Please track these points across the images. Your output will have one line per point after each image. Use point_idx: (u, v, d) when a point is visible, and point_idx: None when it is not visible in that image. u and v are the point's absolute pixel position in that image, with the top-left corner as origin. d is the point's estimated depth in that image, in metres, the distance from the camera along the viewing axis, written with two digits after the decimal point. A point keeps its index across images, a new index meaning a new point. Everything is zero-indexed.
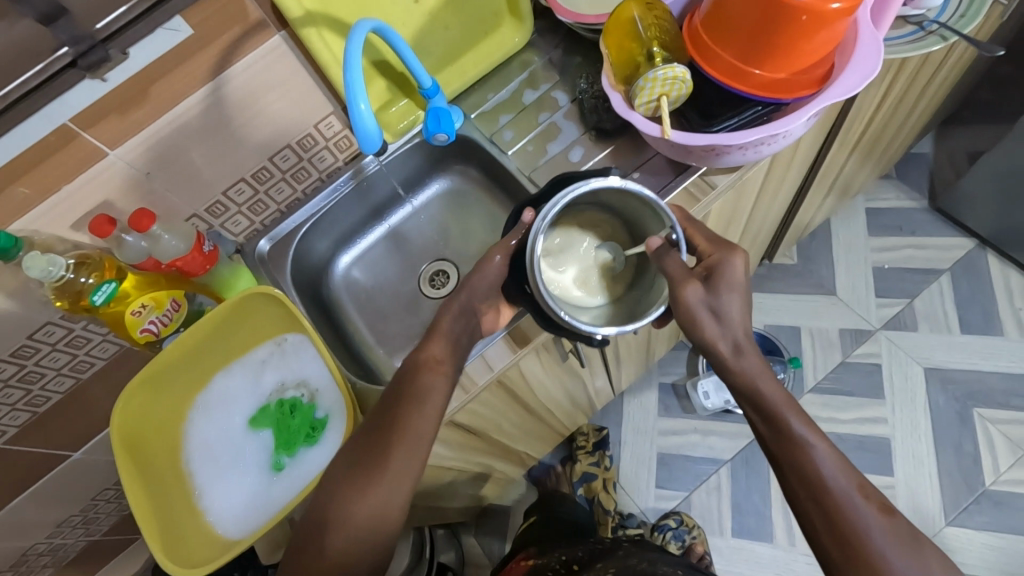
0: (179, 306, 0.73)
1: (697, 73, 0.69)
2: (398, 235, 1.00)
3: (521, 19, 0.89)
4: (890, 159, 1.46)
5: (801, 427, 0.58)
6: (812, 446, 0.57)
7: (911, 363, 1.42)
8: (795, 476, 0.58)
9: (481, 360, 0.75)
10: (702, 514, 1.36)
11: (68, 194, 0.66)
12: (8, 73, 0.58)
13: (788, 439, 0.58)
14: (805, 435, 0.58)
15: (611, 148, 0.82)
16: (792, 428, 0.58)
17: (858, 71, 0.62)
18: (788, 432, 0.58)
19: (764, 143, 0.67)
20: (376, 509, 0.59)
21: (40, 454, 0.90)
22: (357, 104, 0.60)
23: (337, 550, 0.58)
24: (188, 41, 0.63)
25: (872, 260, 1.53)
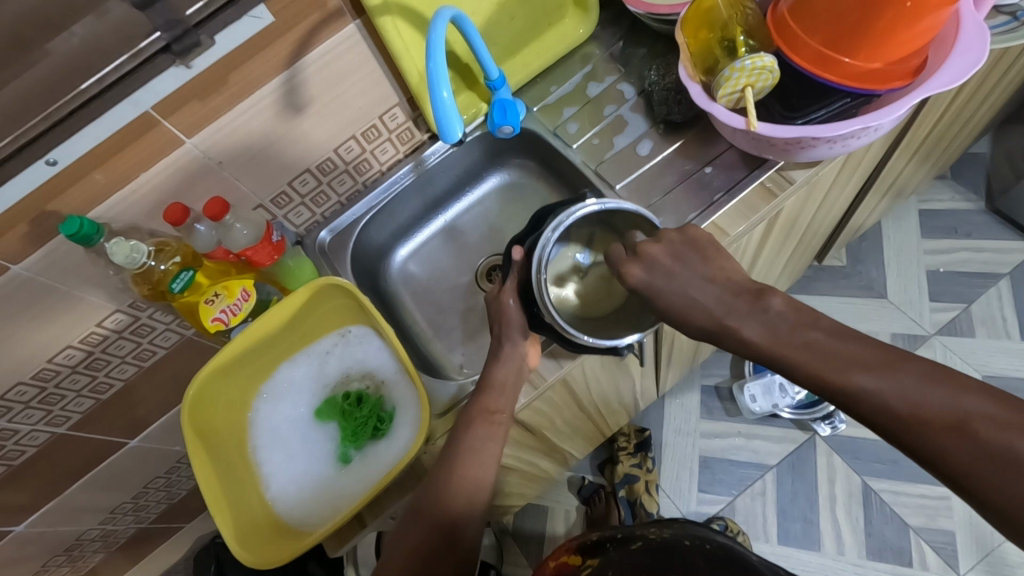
0: (249, 297, 0.72)
1: (783, 62, 0.67)
2: (454, 229, 0.99)
3: (585, 10, 0.88)
4: (947, 159, 1.41)
5: (994, 428, 0.40)
6: (1020, 442, 0.39)
7: (967, 369, 1.37)
8: (1020, 499, 0.38)
9: (551, 358, 0.74)
10: (747, 520, 1.32)
11: (146, 181, 0.66)
12: (101, 60, 0.59)
13: (983, 448, 0.40)
14: (1004, 433, 0.40)
15: (680, 142, 0.81)
16: (985, 433, 0.40)
17: (961, 64, 0.60)
18: (978, 442, 0.40)
19: (853, 137, 0.65)
20: (463, 502, 0.62)
21: (100, 440, 0.90)
22: (440, 92, 0.59)
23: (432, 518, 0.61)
24: (269, 29, 0.63)
25: (925, 263, 1.48)
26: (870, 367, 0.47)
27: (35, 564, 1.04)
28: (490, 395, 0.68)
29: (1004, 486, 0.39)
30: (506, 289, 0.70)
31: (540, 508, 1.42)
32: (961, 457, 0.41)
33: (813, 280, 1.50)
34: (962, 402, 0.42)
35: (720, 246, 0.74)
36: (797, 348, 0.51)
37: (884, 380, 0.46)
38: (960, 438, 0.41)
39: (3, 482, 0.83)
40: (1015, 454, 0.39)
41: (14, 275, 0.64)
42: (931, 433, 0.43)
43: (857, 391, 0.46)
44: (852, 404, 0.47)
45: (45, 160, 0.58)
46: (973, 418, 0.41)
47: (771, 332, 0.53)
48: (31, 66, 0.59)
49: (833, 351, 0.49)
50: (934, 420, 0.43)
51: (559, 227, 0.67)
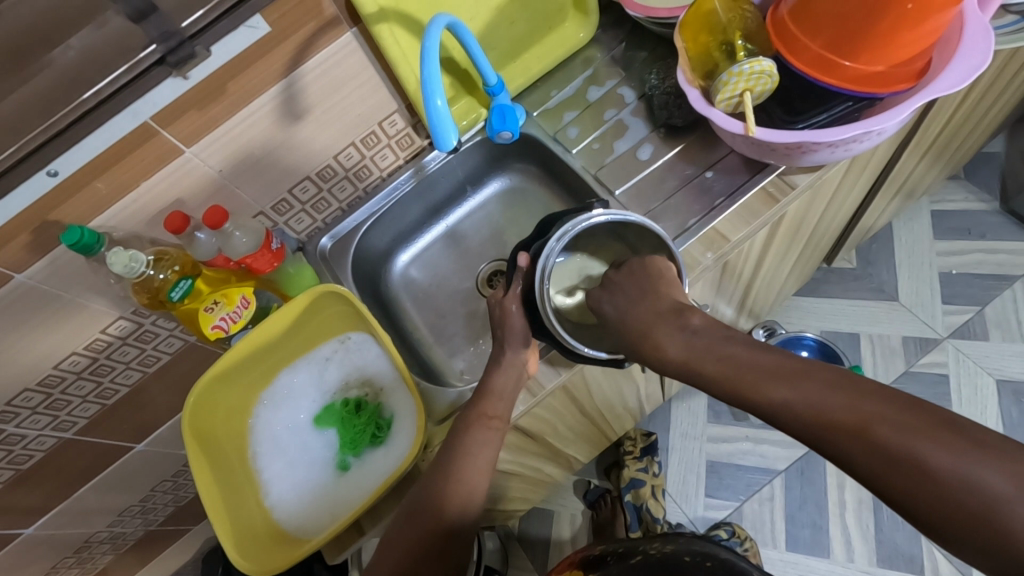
0: (248, 304, 0.73)
1: (784, 67, 0.66)
2: (455, 234, 0.99)
3: (586, 13, 0.87)
4: (959, 159, 1.38)
5: (890, 430, 0.41)
6: (917, 445, 0.40)
7: (980, 374, 1.34)
8: (922, 499, 0.39)
9: (550, 365, 0.74)
10: (755, 525, 1.30)
11: (147, 190, 0.67)
12: (99, 71, 0.60)
13: (884, 452, 0.41)
14: (901, 436, 0.40)
15: (682, 146, 0.80)
16: (881, 436, 0.41)
17: (965, 65, 0.58)
18: (880, 447, 0.41)
19: (854, 141, 0.64)
20: (460, 505, 0.62)
21: (107, 445, 0.91)
22: (434, 100, 0.59)
23: (428, 525, 0.61)
24: (266, 39, 0.63)
25: (937, 265, 1.45)
26: (779, 379, 0.48)
27: (45, 566, 1.05)
28: (490, 399, 0.67)
29: (906, 489, 0.40)
30: (510, 295, 0.68)
31: (545, 512, 1.42)
32: (871, 464, 0.41)
33: (823, 283, 1.48)
34: (861, 405, 0.43)
35: (721, 251, 0.73)
36: (715, 362, 0.53)
37: (796, 391, 0.46)
38: (864, 444, 0.42)
39: (11, 486, 0.85)
40: (915, 457, 0.40)
41: (18, 284, 0.65)
42: (837, 437, 0.43)
43: (768, 404, 0.48)
44: (766, 415, 0.48)
45: (45, 172, 0.58)
46: (872, 421, 0.42)
47: (690, 347, 0.55)
48: (33, 76, 0.60)
49: (752, 364, 0.50)
50: (839, 426, 0.43)
51: (563, 235, 0.67)
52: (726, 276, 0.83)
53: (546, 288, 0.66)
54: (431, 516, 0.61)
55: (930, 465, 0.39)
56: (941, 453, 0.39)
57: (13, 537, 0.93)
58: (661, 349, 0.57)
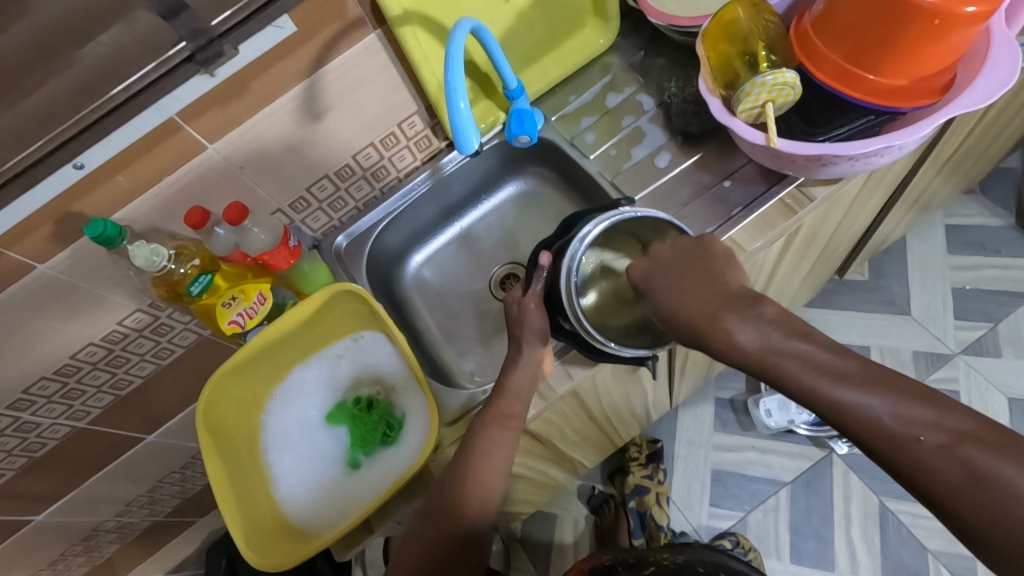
0: (265, 300, 0.73)
1: (805, 79, 0.67)
2: (469, 236, 0.99)
3: (606, 19, 0.88)
4: (976, 173, 1.37)
5: (984, 452, 0.41)
6: (1009, 468, 0.40)
7: (991, 391, 1.33)
8: (1003, 521, 0.40)
9: (562, 368, 0.74)
10: (759, 536, 1.29)
11: (169, 185, 0.68)
12: (126, 67, 0.60)
13: (973, 471, 0.41)
14: (995, 461, 0.41)
15: (699, 154, 0.80)
16: (972, 455, 0.41)
17: (989, 83, 0.58)
18: (969, 463, 0.41)
19: (874, 155, 0.63)
20: (476, 508, 0.62)
21: (119, 435, 0.92)
22: (456, 103, 0.60)
23: (442, 526, 0.61)
24: (291, 39, 0.64)
25: (951, 279, 1.44)
26: (862, 385, 0.46)
27: (53, 554, 1.06)
28: (506, 398, 0.67)
29: (990, 510, 0.40)
30: (532, 293, 0.69)
31: (548, 516, 1.42)
32: (960, 482, 0.41)
33: (834, 294, 1.47)
34: (946, 422, 0.43)
35: (736, 261, 0.73)
36: (788, 358, 0.50)
37: (895, 402, 0.45)
38: (951, 460, 0.42)
39: (24, 473, 0.86)
40: (1005, 479, 0.40)
41: (40, 274, 0.66)
42: (918, 450, 0.43)
43: (848, 409, 0.46)
44: (840, 420, 0.47)
45: (71, 165, 0.59)
46: (958, 439, 0.42)
47: (762, 339, 0.52)
48: (62, 70, 0.61)
49: (821, 364, 0.49)
50: (928, 440, 0.43)
51: (587, 236, 0.67)
52: (739, 286, 0.82)
53: (573, 283, 0.65)
54: (445, 517, 0.61)
55: (1022, 492, 0.39)
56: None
57: (23, 524, 0.93)
58: (732, 337, 0.53)
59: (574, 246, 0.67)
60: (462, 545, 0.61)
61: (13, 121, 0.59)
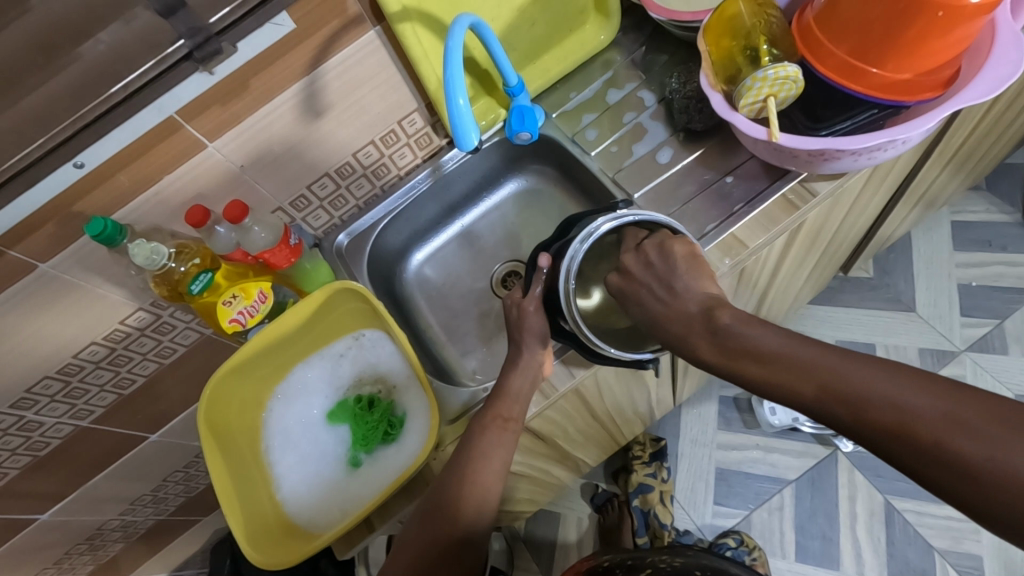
0: (266, 299, 0.73)
1: (807, 72, 0.66)
2: (470, 234, 0.99)
3: (607, 15, 0.87)
4: (982, 169, 1.36)
5: (925, 426, 0.41)
6: (952, 441, 0.39)
7: (998, 389, 1.32)
8: (959, 495, 0.39)
9: (563, 367, 0.73)
10: (763, 535, 1.29)
11: (169, 184, 0.68)
12: (126, 65, 0.60)
13: (920, 452, 0.40)
14: (939, 434, 0.40)
15: (701, 151, 0.80)
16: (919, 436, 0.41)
17: (994, 76, 0.58)
18: (915, 446, 0.41)
19: (878, 150, 0.63)
20: (477, 510, 0.62)
21: (123, 434, 0.93)
22: (456, 99, 0.59)
23: (442, 526, 0.61)
24: (290, 37, 0.63)
25: (956, 276, 1.43)
26: (809, 376, 0.47)
27: (57, 552, 1.06)
28: (505, 401, 0.67)
29: (943, 482, 0.40)
30: (530, 296, 0.69)
31: (551, 515, 1.42)
32: (887, 448, 0.42)
33: (839, 291, 1.47)
34: (900, 402, 0.42)
35: (738, 258, 0.72)
36: (740, 357, 0.52)
37: (822, 385, 0.46)
38: (897, 440, 0.42)
39: (27, 471, 0.86)
40: (946, 450, 0.39)
41: (42, 273, 0.66)
42: (867, 433, 0.43)
43: (801, 401, 0.48)
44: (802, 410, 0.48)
45: (71, 164, 0.59)
46: (911, 421, 0.41)
47: (721, 341, 0.54)
48: (63, 69, 0.61)
49: (776, 358, 0.50)
50: (868, 421, 0.43)
51: (586, 237, 0.66)
52: (742, 282, 0.82)
53: (571, 288, 0.64)
54: (445, 517, 0.61)
55: (967, 463, 0.38)
56: (973, 447, 0.38)
57: (28, 523, 0.94)
58: (692, 347, 0.56)
59: (574, 249, 0.65)
60: (462, 546, 0.60)
61: (14, 120, 0.59)
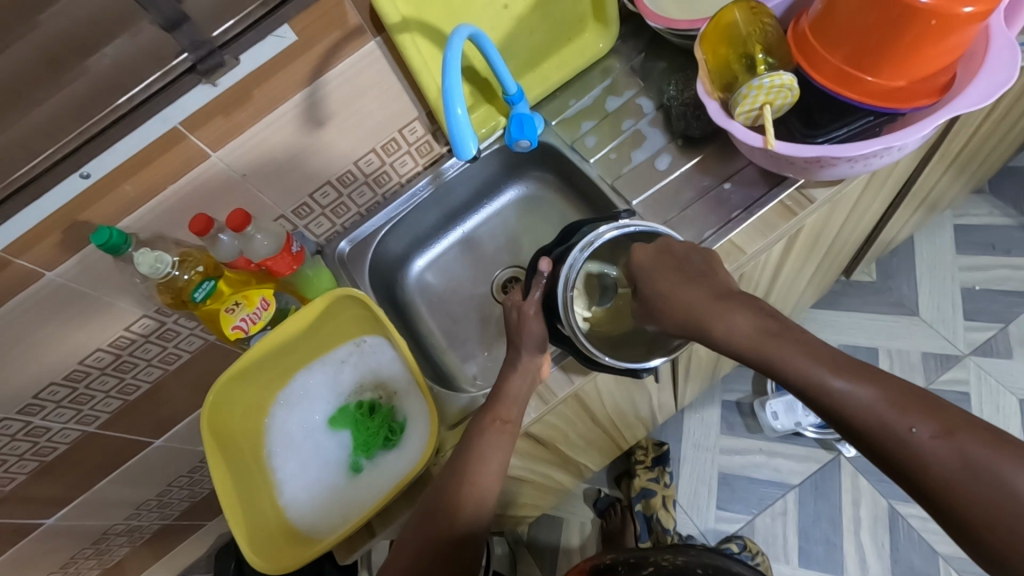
0: (268, 305, 0.74)
1: (804, 81, 0.67)
2: (471, 240, 1.00)
3: (606, 24, 0.88)
4: (985, 172, 1.36)
5: (979, 444, 0.43)
6: (1003, 465, 0.41)
7: (1002, 393, 1.31)
8: (991, 514, 0.41)
9: (562, 372, 0.74)
10: (767, 539, 1.28)
11: (174, 193, 0.69)
12: (131, 77, 0.62)
13: (966, 460, 0.42)
14: (992, 456, 0.42)
15: (699, 157, 0.80)
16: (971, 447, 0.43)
17: (988, 83, 0.58)
18: (967, 455, 0.42)
19: (874, 156, 0.63)
20: (473, 510, 0.62)
21: (128, 439, 0.94)
22: (454, 109, 0.60)
23: (440, 529, 0.61)
24: (292, 48, 0.65)
25: (960, 280, 1.42)
26: (857, 374, 0.48)
27: (64, 556, 1.07)
28: (503, 404, 0.67)
29: (977, 500, 0.42)
30: (529, 300, 0.69)
31: (554, 519, 1.42)
32: (929, 457, 0.44)
33: (842, 296, 1.46)
34: (946, 413, 0.45)
35: (736, 263, 0.73)
36: (786, 344, 0.51)
37: (871, 385, 0.47)
38: (946, 450, 0.43)
39: (35, 476, 0.87)
40: (994, 470, 0.41)
41: (49, 281, 0.67)
42: (915, 440, 0.44)
43: (840, 396, 0.47)
44: (840, 413, 0.48)
45: (78, 174, 0.60)
46: (959, 430, 0.44)
47: (760, 326, 0.53)
48: (69, 81, 0.62)
49: (824, 353, 0.50)
50: (922, 432, 0.44)
51: (587, 246, 0.66)
52: (741, 287, 0.82)
53: (569, 296, 0.65)
54: (443, 520, 0.61)
55: (1013, 486, 0.41)
56: (1022, 472, 0.41)
57: (35, 527, 0.95)
58: (730, 322, 0.54)
59: (575, 257, 0.66)
60: (460, 548, 0.61)
61: (23, 132, 0.61)
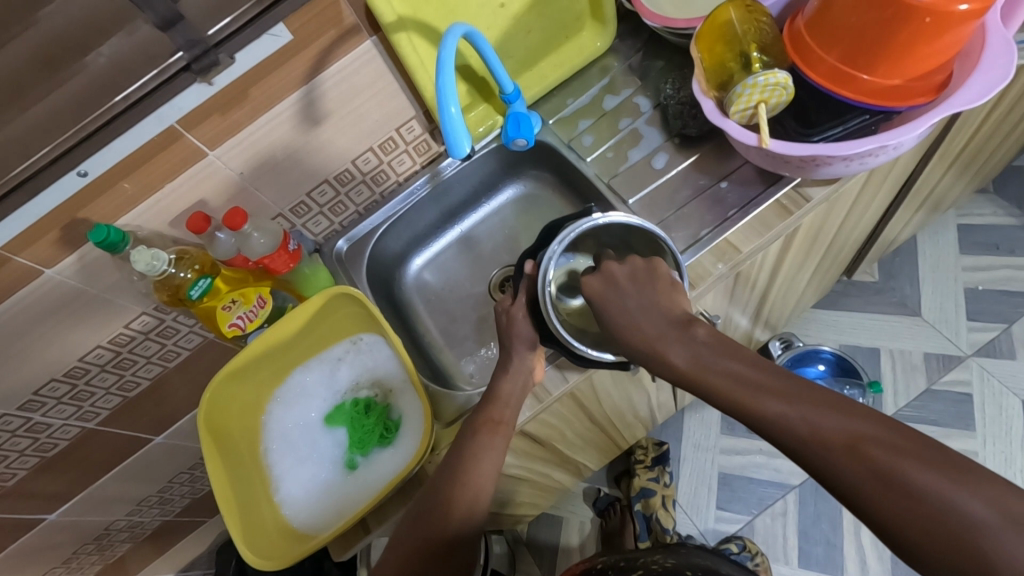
0: (265, 303, 0.75)
1: (800, 79, 0.67)
2: (469, 239, 1.00)
3: (603, 22, 0.88)
4: (989, 171, 1.35)
5: (887, 453, 0.41)
6: (911, 469, 0.40)
7: (1005, 394, 1.30)
8: (907, 522, 0.39)
9: (557, 371, 0.74)
10: (767, 540, 1.28)
11: (171, 191, 0.69)
12: (127, 76, 0.62)
13: (875, 472, 0.41)
14: (896, 461, 0.40)
15: (696, 156, 0.80)
16: (874, 455, 0.41)
17: (985, 82, 0.58)
18: (869, 462, 0.41)
19: (870, 155, 0.63)
20: (466, 511, 0.62)
21: (128, 436, 0.94)
22: (448, 108, 0.60)
23: (432, 528, 0.61)
24: (287, 47, 0.65)
25: (963, 280, 1.42)
26: (776, 394, 0.47)
27: (66, 552, 1.08)
28: (496, 405, 0.67)
29: (898, 510, 0.39)
30: (519, 302, 0.69)
31: (554, 518, 1.42)
32: (842, 470, 0.42)
33: (843, 296, 1.46)
34: (853, 425, 0.43)
35: (732, 262, 0.73)
36: (713, 373, 0.51)
37: (787, 403, 0.46)
38: (859, 465, 0.41)
39: (36, 472, 0.88)
40: (900, 477, 0.40)
41: (48, 278, 0.68)
42: (829, 454, 0.43)
43: (763, 415, 0.47)
44: (767, 432, 0.47)
45: (75, 172, 0.61)
46: (863, 441, 0.42)
47: (693, 355, 0.52)
48: (66, 80, 0.62)
49: (746, 377, 0.49)
50: (835, 443, 0.43)
51: (565, 239, 0.66)
52: (739, 287, 0.82)
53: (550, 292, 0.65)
54: (435, 519, 0.61)
55: (926, 492, 0.39)
56: (932, 476, 0.39)
57: (36, 523, 0.95)
58: (667, 361, 0.54)
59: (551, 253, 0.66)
60: (453, 548, 0.61)
61: (21, 130, 0.61)
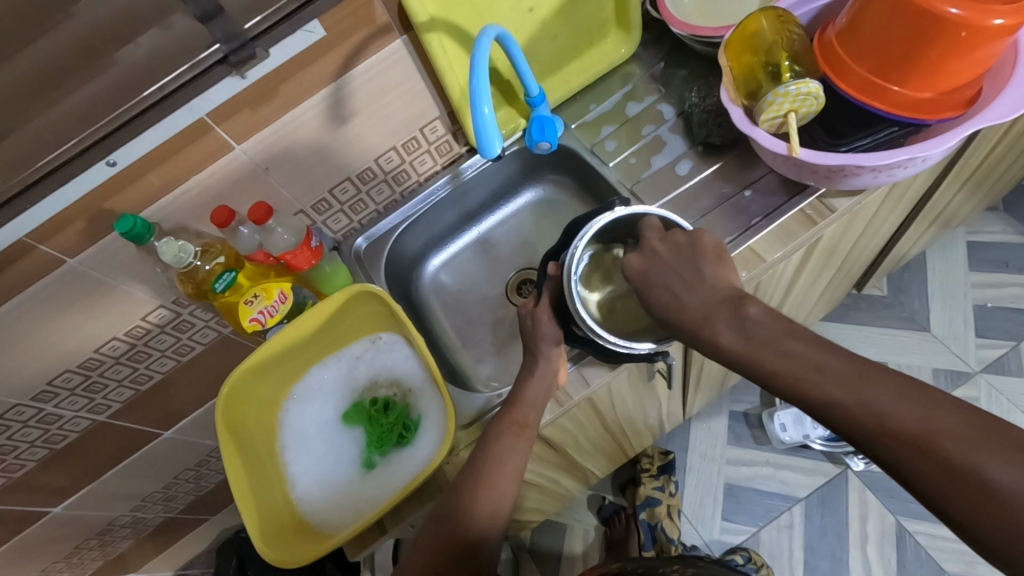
0: (286, 299, 0.74)
1: (829, 89, 0.67)
2: (486, 241, 1.00)
3: (628, 29, 0.89)
4: (999, 190, 1.36)
5: (963, 451, 0.40)
6: (980, 461, 0.40)
7: (1013, 410, 1.30)
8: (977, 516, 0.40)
9: (578, 375, 0.74)
10: (773, 553, 1.27)
11: (197, 184, 0.69)
12: (160, 66, 0.62)
13: (946, 468, 0.41)
14: (973, 460, 0.40)
15: (719, 164, 0.80)
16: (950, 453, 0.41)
17: (1015, 97, 0.58)
18: (944, 459, 0.41)
19: (899, 166, 0.63)
20: (492, 510, 0.63)
21: (137, 430, 0.94)
22: (481, 108, 0.60)
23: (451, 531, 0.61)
24: (321, 43, 0.65)
25: (972, 296, 1.42)
26: (839, 381, 0.46)
27: (68, 546, 1.06)
28: (520, 408, 0.67)
29: (966, 503, 0.40)
30: (543, 304, 0.69)
31: (558, 526, 1.41)
32: (913, 466, 0.42)
33: (852, 309, 1.46)
34: (932, 418, 0.42)
35: (756, 271, 0.73)
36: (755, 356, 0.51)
37: (854, 393, 0.45)
38: (930, 460, 0.41)
39: (44, 463, 0.87)
40: (977, 474, 0.40)
41: (69, 268, 0.67)
42: (901, 451, 0.43)
43: (829, 403, 0.46)
44: (834, 421, 0.47)
45: (105, 162, 0.61)
46: (939, 435, 0.42)
47: (726, 339, 0.53)
48: (101, 70, 0.63)
49: (779, 357, 0.50)
50: (905, 437, 0.43)
51: (588, 236, 0.66)
52: (758, 297, 0.82)
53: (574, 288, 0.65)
54: (458, 522, 0.61)
55: (992, 485, 0.39)
56: (1005, 471, 0.39)
57: (41, 515, 0.94)
58: (699, 337, 0.55)
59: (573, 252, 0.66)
60: (475, 548, 0.60)
61: (55, 117, 0.61)
